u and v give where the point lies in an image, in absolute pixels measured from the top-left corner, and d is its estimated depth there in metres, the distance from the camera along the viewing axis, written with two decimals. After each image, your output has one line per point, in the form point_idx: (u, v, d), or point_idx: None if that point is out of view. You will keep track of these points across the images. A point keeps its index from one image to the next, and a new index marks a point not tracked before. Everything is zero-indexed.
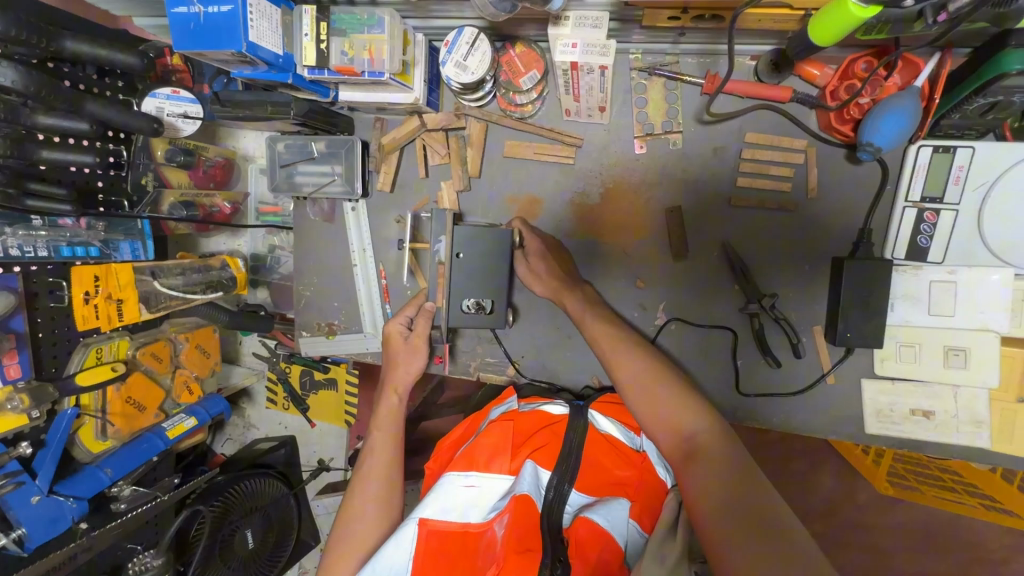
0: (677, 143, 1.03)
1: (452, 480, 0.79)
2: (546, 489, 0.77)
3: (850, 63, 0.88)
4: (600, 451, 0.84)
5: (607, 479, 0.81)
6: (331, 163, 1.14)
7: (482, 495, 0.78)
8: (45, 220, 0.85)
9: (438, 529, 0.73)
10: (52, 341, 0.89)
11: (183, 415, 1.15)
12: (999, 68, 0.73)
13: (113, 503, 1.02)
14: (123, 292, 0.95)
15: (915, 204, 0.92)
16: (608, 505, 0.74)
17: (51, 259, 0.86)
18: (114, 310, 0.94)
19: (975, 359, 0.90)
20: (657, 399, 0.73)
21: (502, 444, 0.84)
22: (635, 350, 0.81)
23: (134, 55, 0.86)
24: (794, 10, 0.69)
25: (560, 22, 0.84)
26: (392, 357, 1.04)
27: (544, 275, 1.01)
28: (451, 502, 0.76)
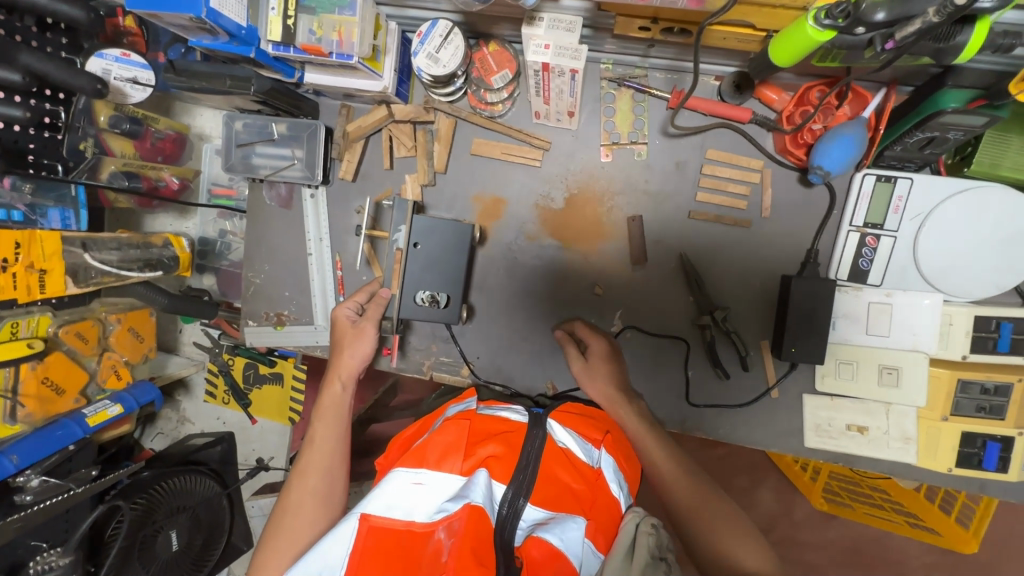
0: (642, 154, 1.05)
1: (401, 477, 0.76)
2: (500, 504, 0.74)
3: (805, 90, 0.93)
4: (559, 463, 0.79)
5: (564, 491, 0.77)
6: (292, 146, 1.10)
7: (428, 492, 0.74)
8: None
9: (379, 526, 0.69)
10: None
11: (107, 402, 1.04)
12: (937, 105, 0.79)
13: (17, 494, 0.92)
14: (48, 262, 0.83)
15: (858, 229, 0.97)
16: (563, 524, 0.71)
17: None
18: (35, 282, 0.82)
19: (907, 378, 0.95)
20: (719, 533, 0.77)
21: (458, 442, 0.80)
22: (693, 474, 0.85)
23: (80, 9, 0.81)
24: (757, 30, 0.72)
25: (534, 22, 0.84)
26: (338, 342, 1.00)
27: (605, 375, 0.99)
28: (396, 501, 0.72)
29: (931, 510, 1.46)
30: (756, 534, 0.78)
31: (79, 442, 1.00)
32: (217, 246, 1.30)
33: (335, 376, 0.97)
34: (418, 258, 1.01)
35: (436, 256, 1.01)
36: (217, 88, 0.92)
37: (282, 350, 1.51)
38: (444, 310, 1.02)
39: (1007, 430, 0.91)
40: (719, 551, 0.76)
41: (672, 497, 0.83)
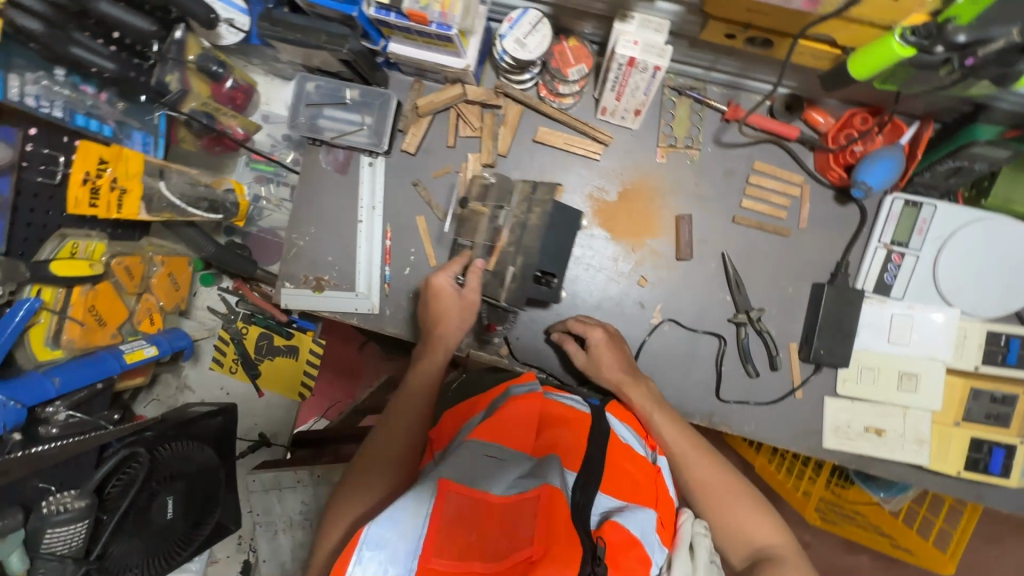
0: (694, 158, 1.13)
1: (476, 449, 0.81)
2: (573, 490, 0.77)
3: (850, 116, 1.03)
4: (623, 457, 0.86)
5: (628, 481, 0.83)
6: (362, 113, 1.14)
7: (505, 466, 0.79)
8: (68, 79, 0.79)
9: (460, 492, 0.75)
10: (29, 221, 0.79)
11: (143, 342, 1.01)
12: (971, 136, 0.90)
13: (42, 426, 0.85)
14: (129, 182, 0.83)
15: (885, 246, 1.07)
16: (638, 514, 0.77)
17: (64, 123, 0.79)
18: (116, 199, 0.81)
19: (923, 384, 1.04)
20: (741, 515, 0.88)
21: (531, 422, 0.86)
22: (712, 458, 0.94)
23: None
24: (835, 47, 0.80)
25: (627, 19, 0.92)
26: (441, 310, 1.05)
27: (612, 366, 1.03)
28: (475, 470, 0.77)
29: (906, 533, 1.54)
30: (768, 512, 0.89)
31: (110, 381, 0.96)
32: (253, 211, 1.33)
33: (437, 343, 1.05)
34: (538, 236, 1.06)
35: (561, 235, 1.07)
36: (312, 42, 0.94)
37: (301, 321, 1.50)
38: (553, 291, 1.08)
39: (1010, 438, 1.01)
40: (737, 527, 0.88)
41: (692, 479, 0.92)
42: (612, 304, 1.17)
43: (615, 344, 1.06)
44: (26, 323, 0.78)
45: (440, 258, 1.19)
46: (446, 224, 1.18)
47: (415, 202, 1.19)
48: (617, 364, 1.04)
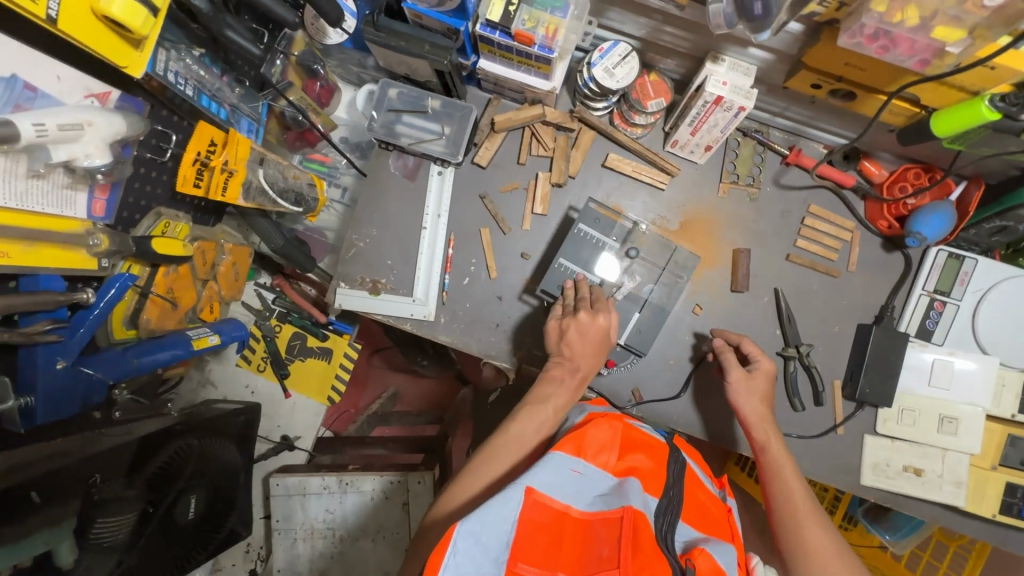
0: (754, 197, 1.19)
1: (559, 460, 0.77)
2: (654, 516, 0.74)
3: (903, 171, 1.11)
4: (698, 490, 0.86)
5: (702, 514, 0.82)
6: (442, 123, 1.16)
7: (586, 482, 0.76)
8: (200, 61, 0.85)
9: (543, 501, 0.69)
10: (134, 198, 0.86)
11: (206, 330, 1.05)
12: (1019, 198, 0.98)
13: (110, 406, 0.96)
14: (237, 166, 0.82)
15: (928, 294, 1.14)
16: (722, 547, 0.74)
17: (191, 101, 0.85)
18: (224, 182, 0.80)
19: (963, 428, 1.09)
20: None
21: (612, 441, 0.83)
22: (829, 526, 0.88)
23: None
24: (917, 106, 0.87)
25: (717, 61, 0.97)
26: (580, 336, 0.99)
27: (761, 391, 1.02)
28: (559, 482, 0.73)
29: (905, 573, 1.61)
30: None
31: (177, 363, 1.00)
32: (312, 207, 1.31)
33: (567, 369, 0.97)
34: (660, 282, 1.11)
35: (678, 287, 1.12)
36: (414, 50, 0.97)
37: (339, 325, 1.47)
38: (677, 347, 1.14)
39: None
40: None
41: (806, 542, 0.85)
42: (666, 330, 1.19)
43: (768, 375, 1.04)
44: (117, 299, 0.84)
45: (501, 271, 1.20)
46: (509, 238, 1.20)
47: (480, 214, 1.21)
48: (759, 396, 1.03)
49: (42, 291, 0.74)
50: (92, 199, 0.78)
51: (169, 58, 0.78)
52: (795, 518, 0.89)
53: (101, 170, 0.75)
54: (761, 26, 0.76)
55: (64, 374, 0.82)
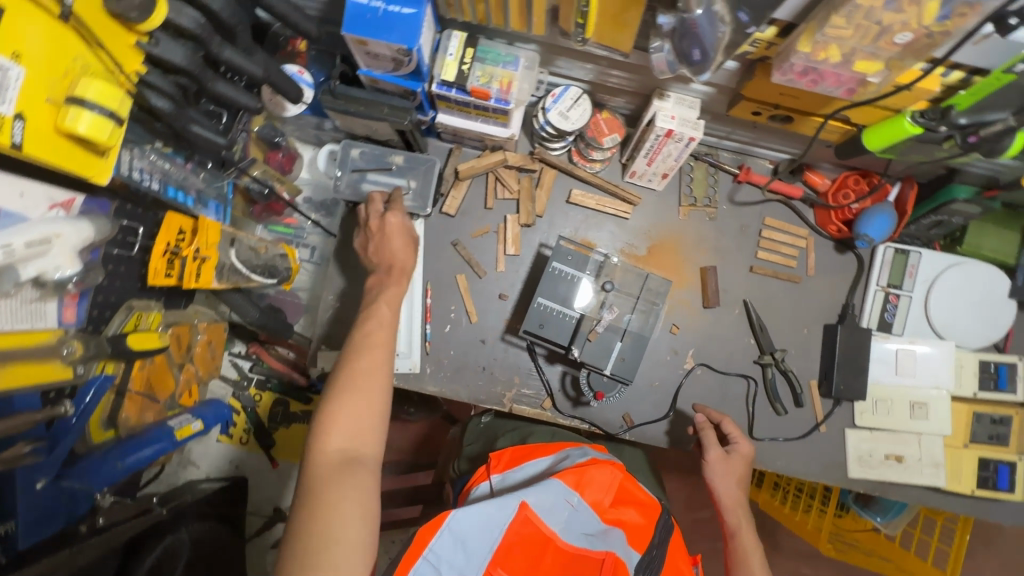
0: (713, 216, 1.25)
1: (558, 488, 0.74)
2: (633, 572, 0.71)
3: (843, 178, 1.19)
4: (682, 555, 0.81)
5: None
6: (407, 176, 1.17)
7: (577, 516, 0.72)
8: (165, 152, 0.83)
9: (533, 519, 0.69)
10: (101, 296, 0.85)
11: (188, 418, 1.12)
12: (950, 195, 1.08)
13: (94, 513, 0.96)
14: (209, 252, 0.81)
15: (883, 289, 1.22)
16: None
17: (157, 195, 0.80)
18: (196, 271, 0.79)
19: (931, 411, 1.15)
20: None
21: (613, 483, 0.78)
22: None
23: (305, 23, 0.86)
24: (849, 124, 0.94)
25: (664, 97, 1.03)
26: (388, 241, 1.02)
27: (737, 473, 1.05)
28: (555, 509, 0.72)
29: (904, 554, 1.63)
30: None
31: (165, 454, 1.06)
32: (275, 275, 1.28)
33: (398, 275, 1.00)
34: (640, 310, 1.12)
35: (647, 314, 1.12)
36: (375, 115, 0.99)
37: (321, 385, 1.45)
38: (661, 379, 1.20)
39: (1011, 456, 1.13)
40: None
41: None
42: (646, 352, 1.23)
43: (745, 455, 1.07)
44: (94, 403, 0.90)
45: (481, 314, 1.22)
46: (485, 281, 1.22)
47: (454, 261, 1.22)
48: (734, 476, 1.05)
49: (22, 412, 0.79)
50: (64, 308, 0.79)
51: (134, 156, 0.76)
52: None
53: (72, 280, 0.76)
54: (702, 69, 0.81)
55: (44, 491, 0.88)
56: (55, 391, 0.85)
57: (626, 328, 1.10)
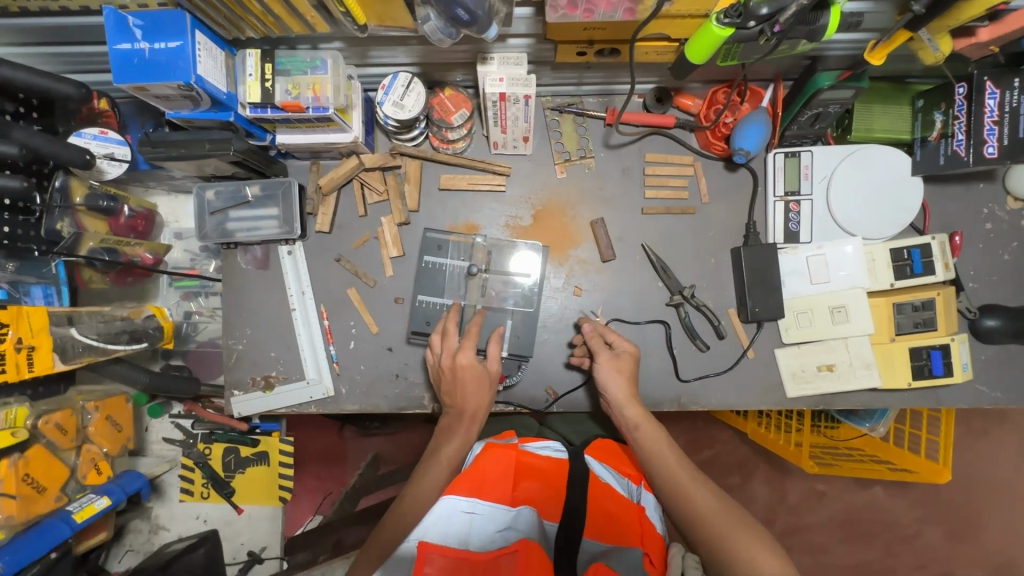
0: (592, 166, 1.19)
1: (452, 505, 0.81)
2: (551, 539, 0.80)
3: (713, 93, 1.12)
4: (605, 495, 0.86)
5: (613, 525, 0.82)
6: (268, 205, 1.15)
7: (480, 521, 0.80)
8: None
9: (439, 551, 0.77)
10: None
11: (92, 496, 0.96)
12: (816, 86, 0.99)
13: None
14: (37, 338, 0.79)
15: (782, 199, 1.15)
16: (624, 555, 0.78)
17: None
18: (25, 358, 0.77)
19: (852, 312, 1.10)
20: (746, 546, 0.74)
21: (506, 473, 0.83)
22: (714, 490, 0.83)
23: (71, 85, 0.81)
24: (671, 41, 0.89)
25: (487, 61, 0.97)
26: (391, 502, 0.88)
27: (627, 370, 1.00)
28: (456, 527, 0.80)
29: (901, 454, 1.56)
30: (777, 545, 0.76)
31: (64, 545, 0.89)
32: (183, 329, 1.30)
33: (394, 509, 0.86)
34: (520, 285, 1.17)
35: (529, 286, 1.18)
36: (196, 152, 0.96)
37: (265, 426, 1.43)
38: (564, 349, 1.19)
39: (942, 338, 1.07)
40: (749, 562, 0.73)
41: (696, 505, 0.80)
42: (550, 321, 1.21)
43: (632, 354, 1.03)
44: None
45: (381, 322, 1.19)
46: (378, 289, 1.19)
47: (342, 276, 1.20)
48: (622, 377, 0.99)
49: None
50: None
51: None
52: (673, 492, 0.82)
53: None
54: (479, 26, 0.76)
55: None
56: None
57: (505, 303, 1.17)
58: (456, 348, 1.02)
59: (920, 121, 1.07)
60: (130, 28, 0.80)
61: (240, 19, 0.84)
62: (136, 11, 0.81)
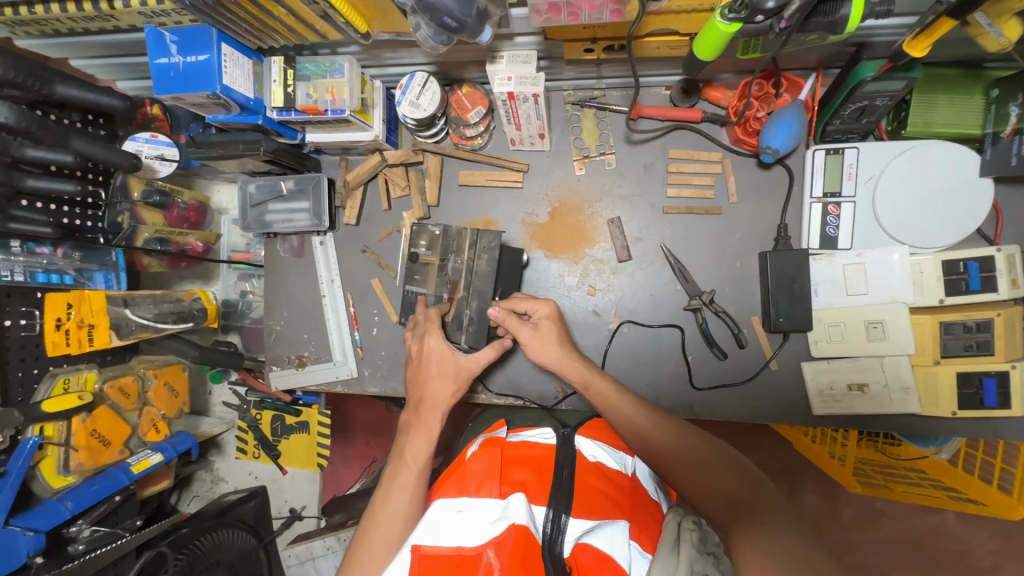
0: (612, 162, 1.16)
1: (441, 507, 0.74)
2: (543, 525, 0.72)
3: (745, 85, 1.04)
4: (590, 474, 0.81)
5: (602, 498, 0.77)
6: (300, 199, 1.23)
7: (471, 520, 0.72)
8: (23, 247, 0.89)
9: (431, 552, 0.68)
10: (25, 359, 0.90)
11: (149, 451, 1.12)
12: (859, 77, 0.89)
13: (70, 545, 0.97)
14: (95, 318, 0.96)
15: (820, 200, 1.05)
16: (607, 529, 0.72)
17: (27, 284, 0.88)
18: (86, 335, 0.95)
19: (891, 329, 1.00)
20: (704, 471, 0.78)
21: (492, 468, 0.80)
22: (673, 425, 0.85)
23: (118, 97, 0.91)
24: (682, 36, 0.84)
25: (496, 60, 0.96)
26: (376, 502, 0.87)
27: (553, 338, 0.99)
28: (444, 530, 0.71)
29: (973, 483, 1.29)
30: (741, 469, 0.78)
31: (125, 492, 1.05)
32: (239, 307, 1.43)
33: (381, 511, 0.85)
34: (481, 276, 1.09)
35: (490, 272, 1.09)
36: (232, 153, 1.06)
37: (307, 398, 1.52)
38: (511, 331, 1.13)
39: (1000, 365, 0.96)
40: (710, 485, 0.76)
41: (652, 450, 0.82)
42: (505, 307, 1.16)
43: (550, 320, 1.03)
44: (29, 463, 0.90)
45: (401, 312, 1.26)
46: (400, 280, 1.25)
47: (367, 266, 1.27)
48: (555, 341, 0.99)
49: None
50: None
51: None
52: (631, 430, 0.84)
53: None
54: (468, 31, 0.77)
55: None
56: None
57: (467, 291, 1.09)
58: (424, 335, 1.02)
59: (993, 113, 0.92)
60: (167, 43, 0.89)
61: (260, 30, 0.90)
62: (172, 27, 0.89)
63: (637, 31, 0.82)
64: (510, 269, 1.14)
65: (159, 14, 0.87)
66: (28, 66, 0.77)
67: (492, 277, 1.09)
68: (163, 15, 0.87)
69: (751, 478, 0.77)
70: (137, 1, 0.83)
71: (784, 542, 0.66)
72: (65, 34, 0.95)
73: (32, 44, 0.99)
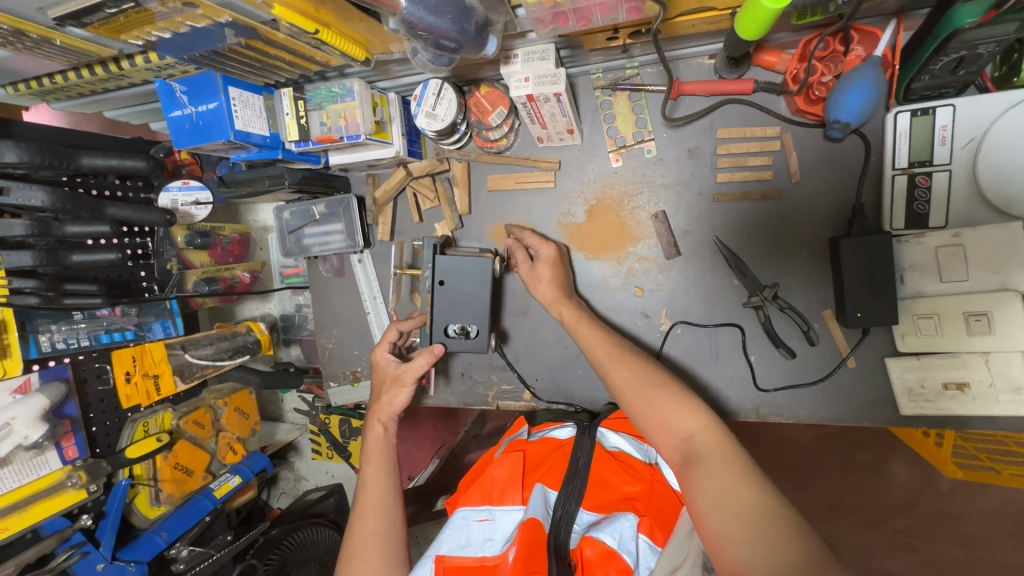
0: (652, 150, 1.04)
1: (465, 515, 0.80)
2: (553, 508, 0.79)
3: (807, 43, 0.85)
4: (609, 468, 0.84)
5: (614, 496, 0.81)
6: (334, 221, 1.23)
7: (495, 528, 0.78)
8: (84, 314, 1.02)
9: (455, 565, 0.73)
10: (104, 423, 1.06)
11: (228, 474, 1.27)
12: (953, 24, 0.69)
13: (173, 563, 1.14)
14: (158, 368, 1.12)
15: (904, 171, 0.89)
16: (615, 523, 0.73)
17: (92, 347, 1.02)
18: (152, 385, 1.11)
19: (1000, 322, 0.85)
20: (657, 406, 0.72)
21: (514, 474, 0.84)
22: (627, 357, 0.81)
23: (141, 159, 0.96)
24: (721, 10, 0.72)
25: (510, 60, 0.86)
26: (355, 496, 0.88)
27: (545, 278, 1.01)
28: (467, 538, 0.77)
29: None
30: (694, 397, 0.72)
31: (213, 513, 1.22)
32: (296, 320, 1.43)
33: (365, 510, 0.84)
34: (446, 296, 1.02)
35: (460, 291, 1.02)
36: (260, 189, 1.06)
37: None
38: (474, 340, 1.03)
39: None
40: (662, 421, 0.71)
41: (609, 382, 0.80)
42: (470, 317, 1.03)
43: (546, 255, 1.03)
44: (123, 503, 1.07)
45: None
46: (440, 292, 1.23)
47: (405, 281, 1.24)
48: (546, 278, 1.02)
49: (48, 535, 0.98)
50: (63, 448, 0.98)
51: (49, 332, 0.97)
52: (599, 360, 0.84)
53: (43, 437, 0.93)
54: (469, 47, 0.70)
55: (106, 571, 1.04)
56: (79, 508, 1.02)
57: (431, 311, 1.02)
58: (382, 345, 1.05)
59: None
60: (177, 95, 0.89)
61: (264, 68, 0.87)
62: (180, 77, 0.88)
63: (665, 15, 0.71)
64: (470, 268, 1.01)
65: (166, 68, 0.87)
66: (49, 147, 0.81)
67: (449, 294, 1.02)
68: (169, 68, 0.86)
69: (707, 405, 0.70)
70: (142, 60, 0.81)
71: (742, 484, 0.59)
72: (97, 93, 0.99)
73: (70, 104, 1.03)
